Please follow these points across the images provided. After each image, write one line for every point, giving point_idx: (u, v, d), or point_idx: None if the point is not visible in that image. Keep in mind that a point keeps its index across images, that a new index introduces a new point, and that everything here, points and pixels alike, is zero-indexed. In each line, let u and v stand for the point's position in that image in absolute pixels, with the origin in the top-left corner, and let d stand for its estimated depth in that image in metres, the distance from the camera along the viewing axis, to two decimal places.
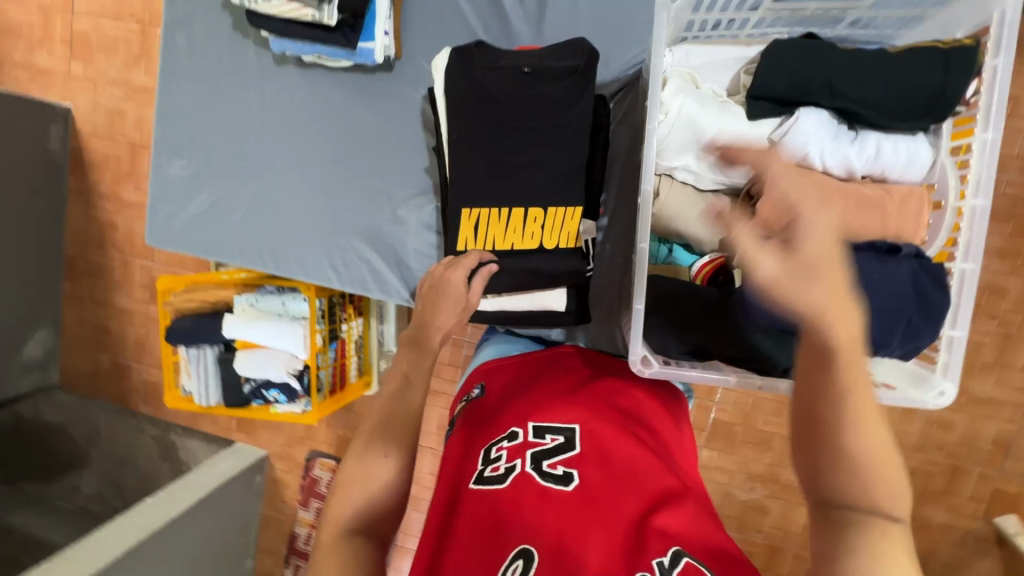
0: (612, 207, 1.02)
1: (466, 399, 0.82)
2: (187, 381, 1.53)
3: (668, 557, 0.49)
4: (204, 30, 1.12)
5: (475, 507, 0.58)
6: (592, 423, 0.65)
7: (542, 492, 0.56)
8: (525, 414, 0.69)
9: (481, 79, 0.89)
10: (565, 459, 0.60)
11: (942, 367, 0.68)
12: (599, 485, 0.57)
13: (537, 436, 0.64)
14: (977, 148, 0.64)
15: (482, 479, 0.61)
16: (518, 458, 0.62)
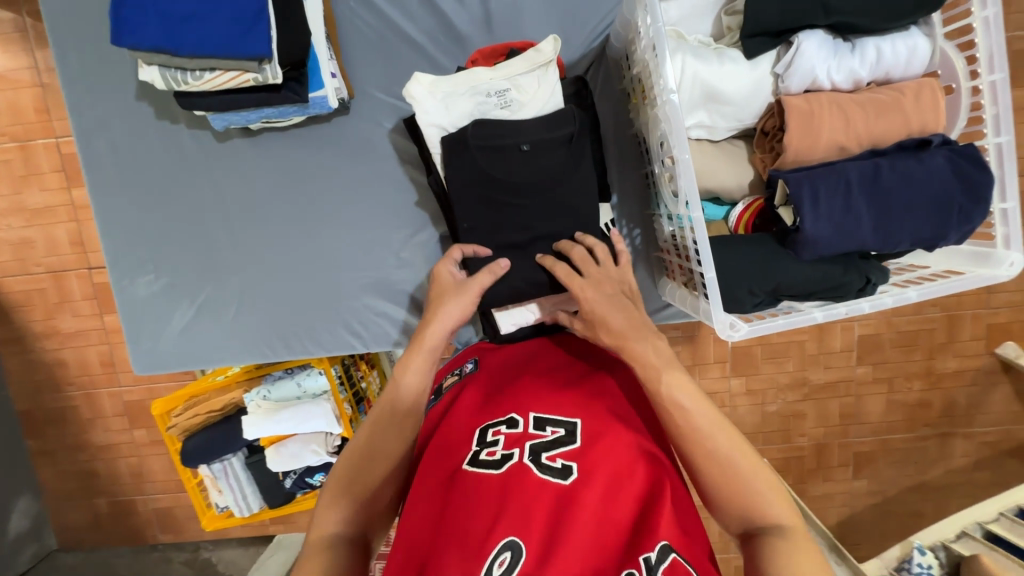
0: (616, 182, 1.00)
1: (459, 373, 0.82)
2: (220, 498, 1.43)
3: (655, 553, 0.55)
4: (126, 128, 1.00)
5: (472, 490, 0.61)
6: (594, 414, 0.67)
7: (539, 487, 0.60)
8: (526, 400, 0.70)
9: (478, 159, 0.83)
10: (565, 453, 0.63)
11: (1004, 240, 0.70)
12: (596, 479, 0.60)
13: (538, 427, 0.66)
14: (981, 26, 0.67)
15: (477, 462, 0.64)
16: (516, 448, 0.64)
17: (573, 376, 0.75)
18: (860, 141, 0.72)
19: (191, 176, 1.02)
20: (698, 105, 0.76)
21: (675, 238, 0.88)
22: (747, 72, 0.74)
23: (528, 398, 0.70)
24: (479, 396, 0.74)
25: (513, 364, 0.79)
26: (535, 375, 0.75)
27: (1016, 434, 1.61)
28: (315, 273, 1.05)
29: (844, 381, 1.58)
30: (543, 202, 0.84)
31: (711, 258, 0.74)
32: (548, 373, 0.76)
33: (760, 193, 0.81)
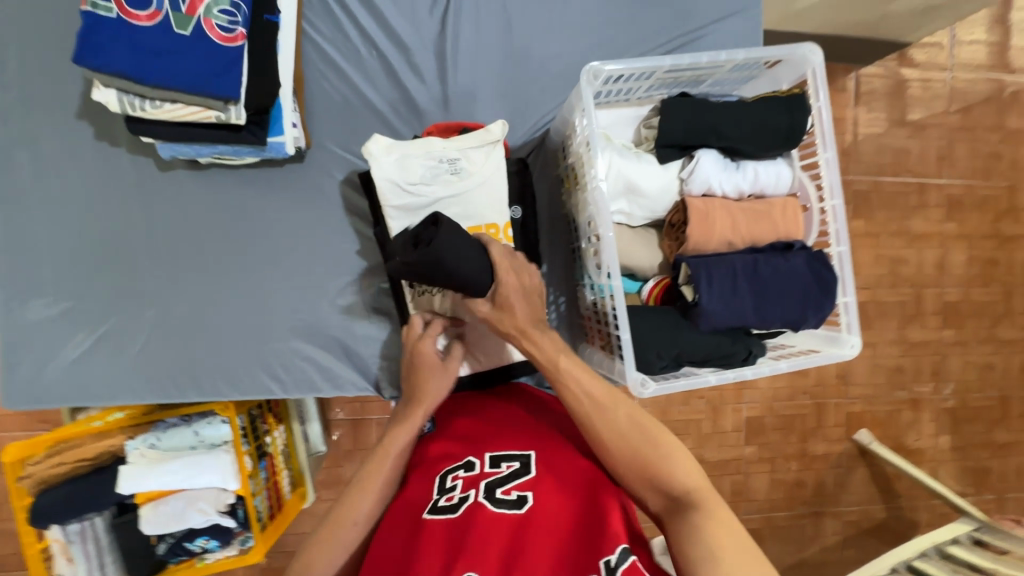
0: (547, 254, 1.11)
1: (419, 435, 0.92)
2: (65, 569, 1.20)
3: (615, 556, 0.62)
4: (57, 144, 0.97)
5: (434, 532, 0.70)
6: (546, 450, 0.78)
7: (496, 518, 0.69)
8: (481, 446, 0.81)
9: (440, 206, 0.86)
10: (518, 485, 0.73)
11: (846, 326, 0.88)
12: (546, 505, 0.70)
13: (493, 466, 0.77)
14: (824, 164, 0.88)
15: (436, 507, 0.73)
16: (472, 489, 0.74)
17: (525, 418, 0.87)
18: (743, 238, 0.89)
19: (121, 201, 0.99)
20: (619, 195, 0.91)
21: (596, 305, 0.98)
22: (659, 173, 0.91)
23: (484, 444, 0.81)
24: (441, 446, 0.85)
25: (471, 412, 0.90)
26: (490, 420, 0.87)
27: (873, 513, 1.85)
28: (244, 311, 1.03)
29: (735, 460, 1.75)
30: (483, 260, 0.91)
31: (627, 322, 0.86)
32: (502, 418, 0.87)
33: (666, 273, 0.95)
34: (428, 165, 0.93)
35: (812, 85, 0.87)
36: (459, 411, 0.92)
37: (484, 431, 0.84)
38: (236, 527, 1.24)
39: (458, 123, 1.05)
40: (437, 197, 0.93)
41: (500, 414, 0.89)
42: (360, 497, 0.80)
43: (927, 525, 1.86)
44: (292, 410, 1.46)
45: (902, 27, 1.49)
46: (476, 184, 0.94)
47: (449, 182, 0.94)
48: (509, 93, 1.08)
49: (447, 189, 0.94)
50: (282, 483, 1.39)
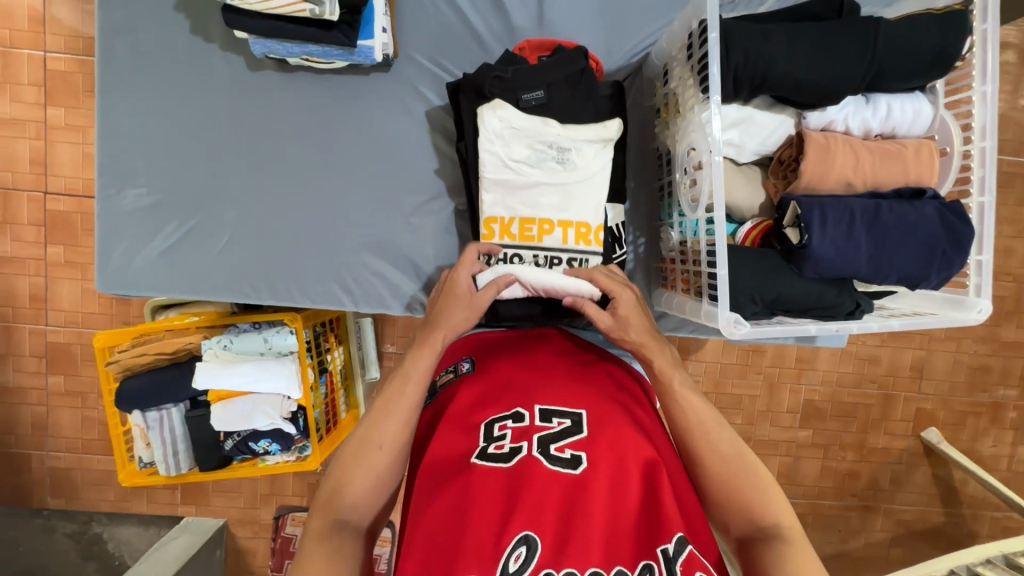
0: (631, 191, 1.05)
1: (455, 372, 0.90)
2: (145, 451, 1.31)
3: (673, 546, 0.63)
4: (154, 36, 0.98)
5: (484, 481, 0.70)
6: (595, 410, 0.78)
7: (551, 475, 0.69)
8: (530, 397, 0.80)
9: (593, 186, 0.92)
10: (572, 443, 0.73)
11: (975, 289, 0.78)
12: (600, 469, 0.70)
13: (545, 420, 0.77)
14: (978, 99, 0.76)
15: (486, 455, 0.73)
16: (523, 441, 0.74)
17: (574, 373, 0.86)
18: (865, 181, 0.80)
19: (210, 99, 1.00)
20: (729, 125, 0.82)
21: (683, 245, 0.92)
22: (768, 110, 0.83)
23: (532, 395, 0.80)
24: (479, 393, 0.83)
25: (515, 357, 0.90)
26: (531, 370, 0.86)
27: (929, 516, 1.73)
28: (324, 220, 1.03)
29: (787, 442, 1.67)
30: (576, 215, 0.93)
31: (725, 261, 0.79)
32: (544, 367, 0.87)
33: (768, 215, 0.87)
34: (534, 149, 0.90)
35: (978, 7, 0.74)
36: (501, 358, 0.90)
37: (531, 380, 0.84)
38: (295, 434, 1.30)
39: (553, 40, 0.98)
40: (535, 181, 0.90)
41: (546, 367, 0.87)
42: (383, 427, 0.79)
43: (988, 538, 1.73)
44: (352, 333, 1.50)
45: None
46: (577, 179, 0.91)
47: (552, 170, 0.91)
48: (610, 10, 1.00)
49: (547, 177, 0.91)
50: (338, 402, 1.43)
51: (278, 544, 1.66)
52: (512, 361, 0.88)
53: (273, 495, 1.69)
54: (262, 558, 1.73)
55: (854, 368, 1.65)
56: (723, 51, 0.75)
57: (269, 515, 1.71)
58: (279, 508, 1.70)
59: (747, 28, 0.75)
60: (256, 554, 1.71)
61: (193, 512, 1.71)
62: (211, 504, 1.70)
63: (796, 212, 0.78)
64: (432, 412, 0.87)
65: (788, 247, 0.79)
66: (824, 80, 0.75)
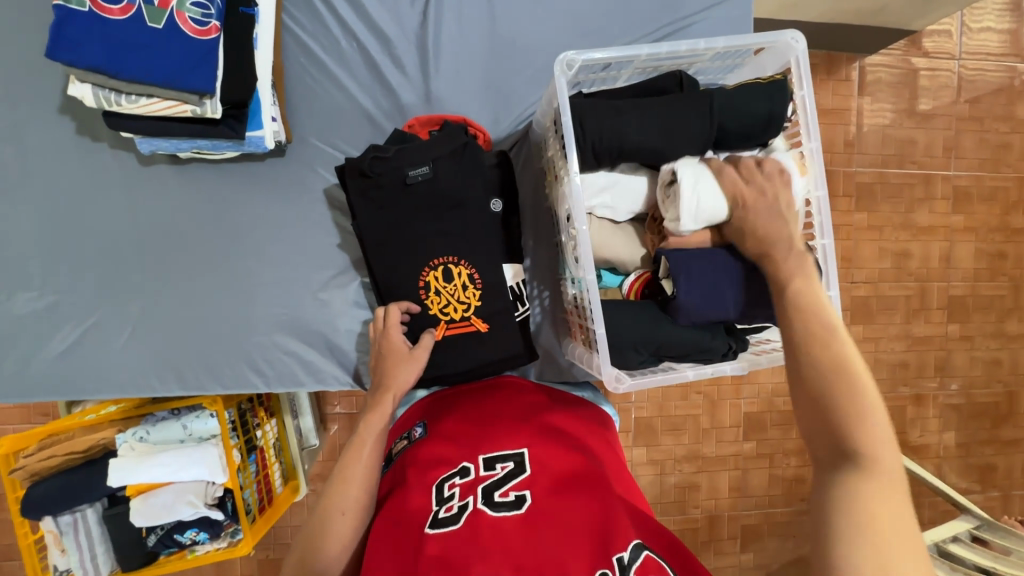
0: (532, 249, 1.10)
1: (408, 439, 0.91)
2: (60, 559, 1.23)
3: (627, 553, 0.64)
4: (39, 139, 0.98)
5: (437, 542, 0.69)
6: (536, 448, 0.80)
7: (498, 522, 0.70)
8: (473, 450, 0.82)
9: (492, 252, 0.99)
10: (514, 485, 0.74)
11: None
12: (546, 501, 0.72)
13: (487, 468, 0.78)
14: (807, 154, 0.85)
15: (438, 521, 0.72)
16: (471, 496, 0.74)
17: (516, 415, 0.89)
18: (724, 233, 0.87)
19: (102, 195, 0.99)
20: (599, 191, 0.89)
21: (577, 299, 0.97)
22: (636, 180, 0.90)
23: (475, 447, 0.82)
24: (427, 455, 0.84)
25: (458, 411, 0.92)
26: (475, 419, 0.89)
27: None
28: (232, 303, 1.03)
29: (733, 455, 1.74)
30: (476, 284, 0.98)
31: (603, 318, 0.85)
32: (490, 414, 0.90)
33: (648, 267, 0.93)
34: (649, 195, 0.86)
35: (796, 74, 0.84)
36: (449, 416, 0.92)
37: (475, 431, 0.86)
38: (225, 519, 1.26)
39: (441, 116, 1.04)
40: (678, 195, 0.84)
41: (490, 416, 0.89)
42: (344, 491, 0.82)
43: (929, 522, 1.83)
44: (285, 403, 1.48)
45: (909, 14, 1.45)
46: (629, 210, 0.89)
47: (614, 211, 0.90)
48: (492, 84, 1.07)
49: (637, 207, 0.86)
50: (273, 475, 1.40)
51: None
52: (457, 417, 0.91)
53: None
54: None
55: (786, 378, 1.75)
56: (579, 126, 0.81)
57: None
58: None
59: (598, 104, 0.83)
60: None
61: None
62: None
63: (669, 174, 0.84)
64: (387, 485, 0.87)
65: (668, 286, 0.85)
66: (671, 145, 0.83)
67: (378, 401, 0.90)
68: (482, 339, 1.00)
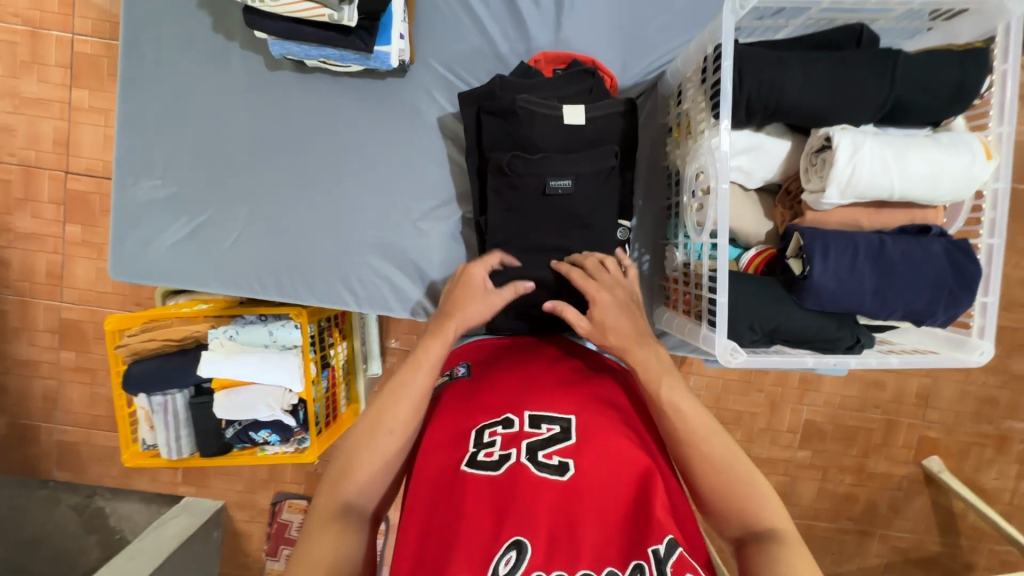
0: (639, 209, 1.05)
1: (450, 375, 0.87)
2: (149, 434, 1.34)
3: (663, 547, 0.61)
4: (178, 32, 1.00)
5: (474, 489, 0.68)
6: (586, 416, 0.75)
7: (539, 483, 0.67)
8: (518, 401, 0.77)
9: (606, 204, 0.94)
10: (560, 450, 0.71)
11: (979, 330, 0.78)
12: (591, 473, 0.68)
13: (533, 426, 0.74)
14: (994, 139, 0.75)
15: (475, 463, 0.70)
16: (513, 448, 0.71)
17: (565, 379, 0.82)
18: (870, 218, 0.79)
19: (227, 94, 1.01)
20: (738, 151, 0.82)
21: (687, 267, 0.92)
22: (780, 148, 0.82)
23: (521, 400, 0.77)
24: (467, 398, 0.80)
25: (504, 361, 0.87)
26: (525, 371, 0.84)
27: (926, 544, 1.70)
28: (330, 219, 1.04)
29: (785, 460, 1.66)
30: (583, 235, 0.93)
31: (726, 287, 0.79)
32: (539, 370, 0.84)
33: (773, 244, 0.87)
34: None
35: (1000, 46, 0.73)
36: (496, 365, 0.86)
37: (522, 384, 0.81)
38: (295, 426, 1.32)
39: (569, 54, 0.99)
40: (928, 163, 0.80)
41: (535, 374, 0.83)
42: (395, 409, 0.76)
43: (985, 570, 1.69)
44: (357, 328, 1.51)
45: None
46: None
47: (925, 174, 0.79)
48: (625, 26, 1.00)
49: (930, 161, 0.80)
50: (339, 395, 1.45)
51: (274, 529, 1.70)
52: (504, 368, 0.85)
53: (272, 482, 1.72)
54: (257, 542, 1.76)
55: (858, 393, 1.63)
56: (737, 76, 0.74)
57: (267, 500, 1.74)
58: (277, 494, 1.73)
59: (762, 55, 0.75)
60: (251, 539, 1.75)
61: (194, 493, 1.75)
62: (211, 486, 1.74)
63: (822, 140, 0.76)
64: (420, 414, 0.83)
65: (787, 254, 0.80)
66: (836, 110, 0.75)
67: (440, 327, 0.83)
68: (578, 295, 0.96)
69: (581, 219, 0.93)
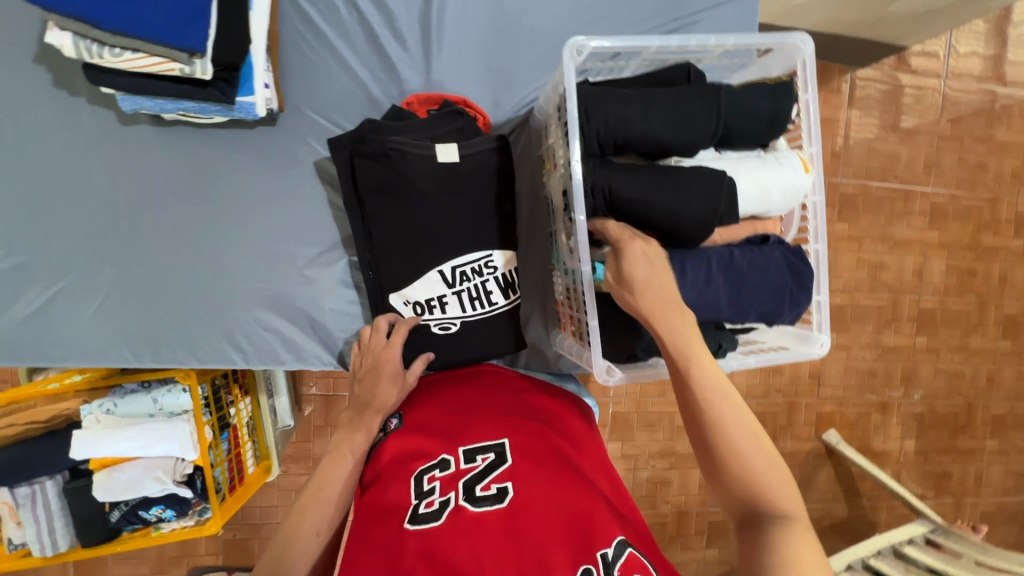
0: (524, 239, 1.10)
1: (385, 430, 0.85)
2: (14, 531, 1.18)
3: (611, 551, 0.61)
4: (12, 90, 0.93)
5: (417, 540, 0.65)
6: (518, 437, 0.76)
7: (478, 518, 0.66)
8: (454, 440, 0.78)
9: (488, 234, 0.96)
10: (496, 477, 0.71)
11: (818, 325, 0.89)
12: (529, 495, 0.67)
13: (469, 460, 0.74)
14: (808, 158, 0.87)
15: (417, 515, 0.68)
16: (451, 491, 0.70)
17: (505, 406, 0.84)
18: (722, 232, 0.87)
19: (77, 151, 0.95)
20: None
21: (568, 291, 0.96)
22: None
23: (458, 437, 0.78)
24: (410, 445, 0.79)
25: (440, 401, 0.87)
26: (461, 405, 0.85)
27: (835, 511, 1.83)
28: (208, 278, 0.99)
29: None
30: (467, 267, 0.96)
31: (595, 309, 0.85)
32: (477, 400, 0.86)
33: None
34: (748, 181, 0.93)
35: (802, 77, 0.85)
36: (432, 408, 0.86)
37: (458, 423, 0.81)
38: (193, 497, 1.21)
39: (439, 94, 1.01)
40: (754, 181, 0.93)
41: (477, 410, 0.83)
42: (317, 510, 0.76)
43: (886, 525, 1.85)
44: (262, 381, 1.40)
45: (897, 31, 1.42)
46: None
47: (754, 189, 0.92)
48: (492, 65, 1.05)
49: None
50: (244, 456, 1.33)
51: None
52: (440, 408, 0.85)
53: (185, 556, 1.58)
54: None
55: (760, 379, 1.74)
56: (584, 112, 0.80)
57: None
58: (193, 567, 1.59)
59: (605, 93, 0.81)
60: None
61: None
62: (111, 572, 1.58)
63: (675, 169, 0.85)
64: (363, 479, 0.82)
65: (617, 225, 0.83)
66: (677, 143, 0.83)
67: (363, 421, 0.84)
68: (472, 329, 0.98)
69: (465, 249, 0.95)
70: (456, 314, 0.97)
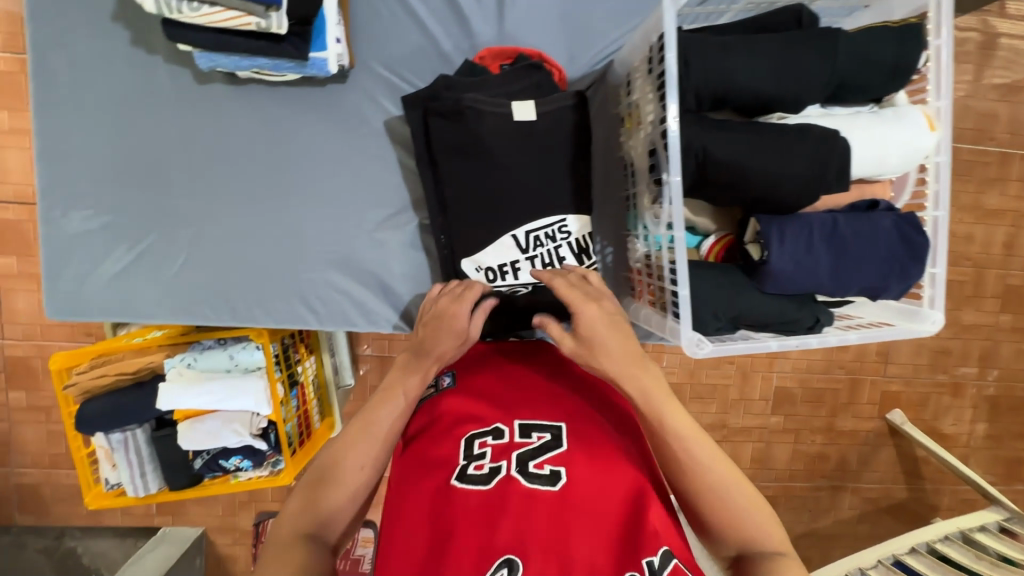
0: (597, 203, 1.05)
1: (436, 386, 0.83)
2: (111, 473, 1.28)
3: (658, 559, 0.60)
4: (94, 49, 0.94)
5: (464, 506, 0.65)
6: (575, 422, 0.74)
7: (530, 494, 0.65)
8: (510, 410, 0.76)
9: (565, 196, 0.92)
10: (551, 458, 0.69)
11: (930, 300, 0.81)
12: (582, 484, 0.66)
13: (524, 435, 0.72)
14: (935, 112, 0.78)
15: (466, 477, 0.68)
16: (503, 460, 0.69)
17: (558, 385, 0.81)
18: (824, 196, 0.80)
19: (155, 110, 0.96)
20: None
21: (648, 258, 0.91)
22: None
23: (515, 409, 0.76)
24: (461, 404, 0.77)
25: (493, 367, 0.84)
26: (516, 376, 0.82)
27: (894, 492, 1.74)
28: (279, 237, 1.00)
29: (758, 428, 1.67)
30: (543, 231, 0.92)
31: (686, 278, 0.79)
32: (531, 375, 0.83)
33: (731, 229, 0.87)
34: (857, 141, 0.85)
35: (933, 20, 0.75)
36: (485, 373, 0.83)
37: (513, 393, 0.79)
38: (267, 450, 1.27)
39: (513, 47, 0.96)
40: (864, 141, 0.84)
41: (530, 386, 0.81)
42: (364, 442, 0.75)
43: (948, 511, 1.75)
44: (324, 341, 1.44)
45: None
46: None
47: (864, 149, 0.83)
48: (569, 15, 0.98)
49: None
50: (312, 412, 1.38)
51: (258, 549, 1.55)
52: (492, 375, 0.83)
53: (251, 502, 1.63)
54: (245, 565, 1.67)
55: (821, 355, 1.65)
56: (682, 62, 0.74)
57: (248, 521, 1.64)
58: (259, 513, 1.62)
59: (706, 41, 0.74)
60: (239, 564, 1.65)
61: (172, 522, 1.64)
62: (189, 511, 1.63)
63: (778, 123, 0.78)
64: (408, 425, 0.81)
65: (706, 189, 0.77)
66: (784, 97, 0.75)
67: (420, 367, 0.81)
68: (545, 295, 0.95)
69: (541, 213, 0.91)
70: (528, 280, 0.94)
